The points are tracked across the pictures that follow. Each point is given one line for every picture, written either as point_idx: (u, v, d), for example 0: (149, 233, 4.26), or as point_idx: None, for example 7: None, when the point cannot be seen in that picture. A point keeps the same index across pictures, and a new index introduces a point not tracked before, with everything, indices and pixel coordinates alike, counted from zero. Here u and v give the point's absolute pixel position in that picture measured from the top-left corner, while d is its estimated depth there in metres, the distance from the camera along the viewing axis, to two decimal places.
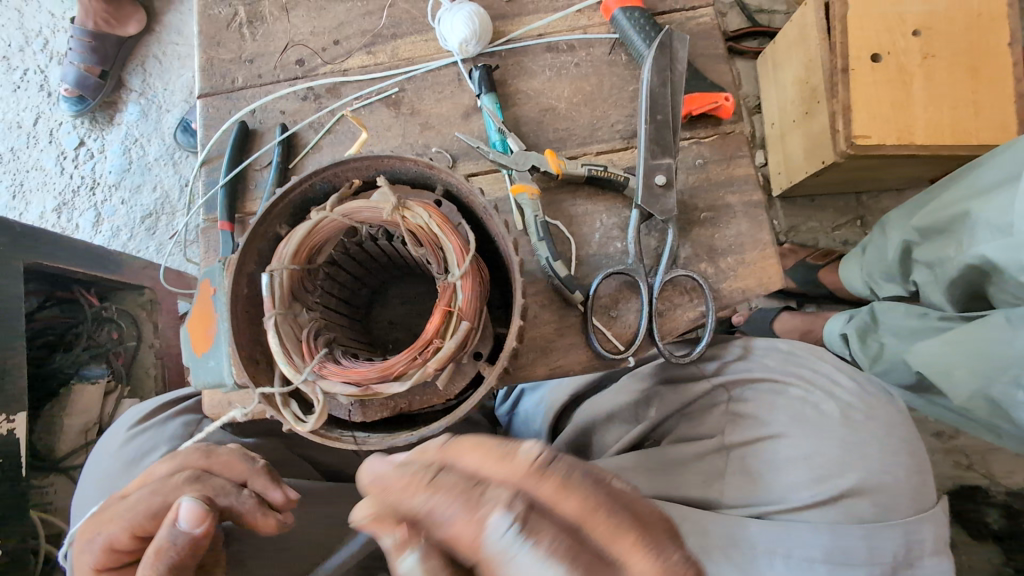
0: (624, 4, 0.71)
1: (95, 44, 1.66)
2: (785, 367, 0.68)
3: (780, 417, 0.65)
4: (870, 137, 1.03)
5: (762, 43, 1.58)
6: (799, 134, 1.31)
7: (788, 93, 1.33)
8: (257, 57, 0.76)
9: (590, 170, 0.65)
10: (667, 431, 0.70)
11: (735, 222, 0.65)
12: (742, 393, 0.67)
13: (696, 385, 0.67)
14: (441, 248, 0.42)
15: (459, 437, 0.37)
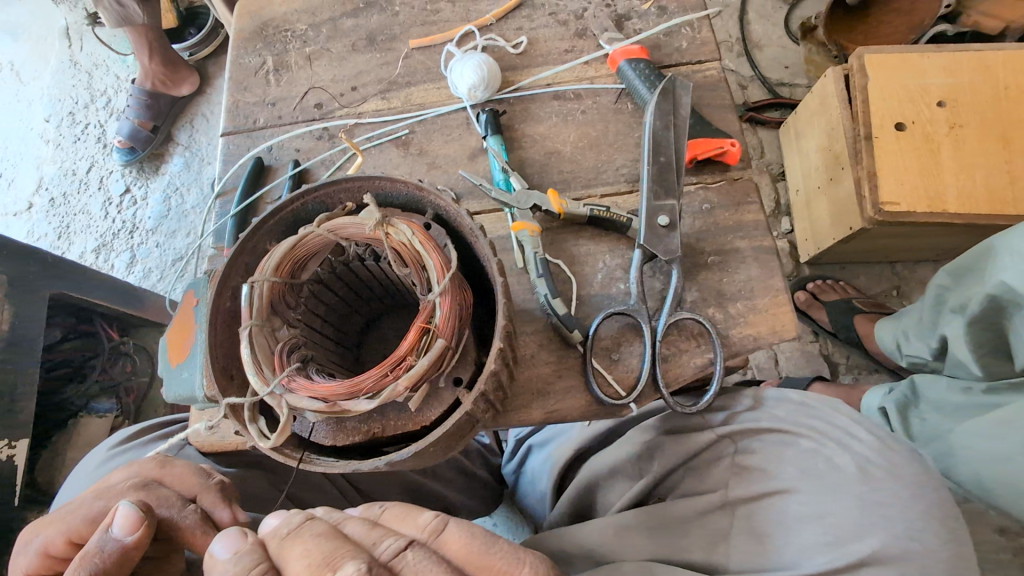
0: (630, 56, 0.73)
1: (150, 102, 1.80)
2: (797, 418, 0.64)
3: (791, 471, 0.60)
4: (899, 204, 1.10)
5: (785, 113, 1.60)
6: (825, 201, 1.31)
7: (812, 160, 1.35)
8: (279, 101, 0.80)
9: (593, 211, 0.64)
10: (672, 488, 0.64)
11: (745, 267, 0.62)
12: (750, 445, 0.63)
13: (700, 435, 0.63)
14: (423, 266, 0.42)
15: (304, 532, 0.38)
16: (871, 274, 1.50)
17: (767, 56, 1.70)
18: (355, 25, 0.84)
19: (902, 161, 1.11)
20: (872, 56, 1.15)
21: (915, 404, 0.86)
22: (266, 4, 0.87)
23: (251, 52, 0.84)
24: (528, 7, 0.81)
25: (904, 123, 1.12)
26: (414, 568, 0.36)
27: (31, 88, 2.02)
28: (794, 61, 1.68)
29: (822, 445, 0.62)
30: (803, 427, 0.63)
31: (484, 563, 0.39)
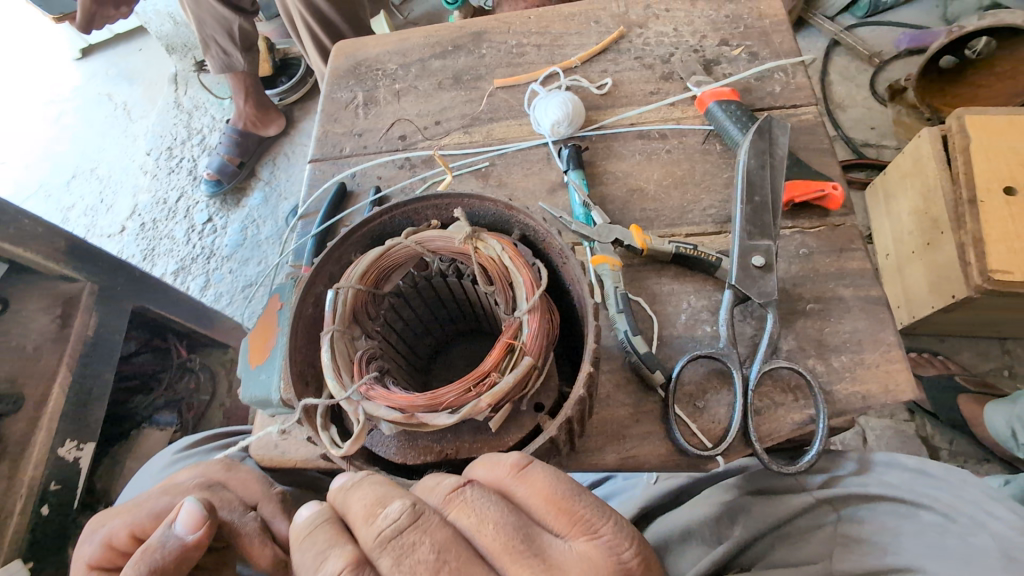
0: (720, 98, 0.71)
1: (240, 140, 1.93)
2: (915, 486, 0.57)
3: (912, 545, 0.52)
4: (1012, 273, 1.01)
5: (870, 174, 1.54)
6: (921, 266, 1.23)
7: (905, 224, 1.28)
8: (366, 132, 0.83)
9: (678, 248, 0.61)
10: (759, 556, 0.56)
11: (850, 317, 0.57)
12: (857, 513, 0.55)
13: (795, 497, 0.57)
14: (510, 282, 0.40)
15: (363, 479, 0.37)
16: (974, 351, 1.38)
17: (849, 117, 1.67)
18: (443, 66, 0.88)
19: (1016, 227, 1.03)
20: (973, 118, 1.11)
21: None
22: (361, 46, 0.92)
23: (343, 88, 0.89)
24: (614, 52, 0.82)
25: (1013, 189, 1.06)
26: (468, 510, 0.35)
27: (138, 126, 2.24)
28: (881, 122, 1.64)
29: (947, 522, 0.54)
30: (923, 496, 0.56)
31: (563, 507, 0.35)
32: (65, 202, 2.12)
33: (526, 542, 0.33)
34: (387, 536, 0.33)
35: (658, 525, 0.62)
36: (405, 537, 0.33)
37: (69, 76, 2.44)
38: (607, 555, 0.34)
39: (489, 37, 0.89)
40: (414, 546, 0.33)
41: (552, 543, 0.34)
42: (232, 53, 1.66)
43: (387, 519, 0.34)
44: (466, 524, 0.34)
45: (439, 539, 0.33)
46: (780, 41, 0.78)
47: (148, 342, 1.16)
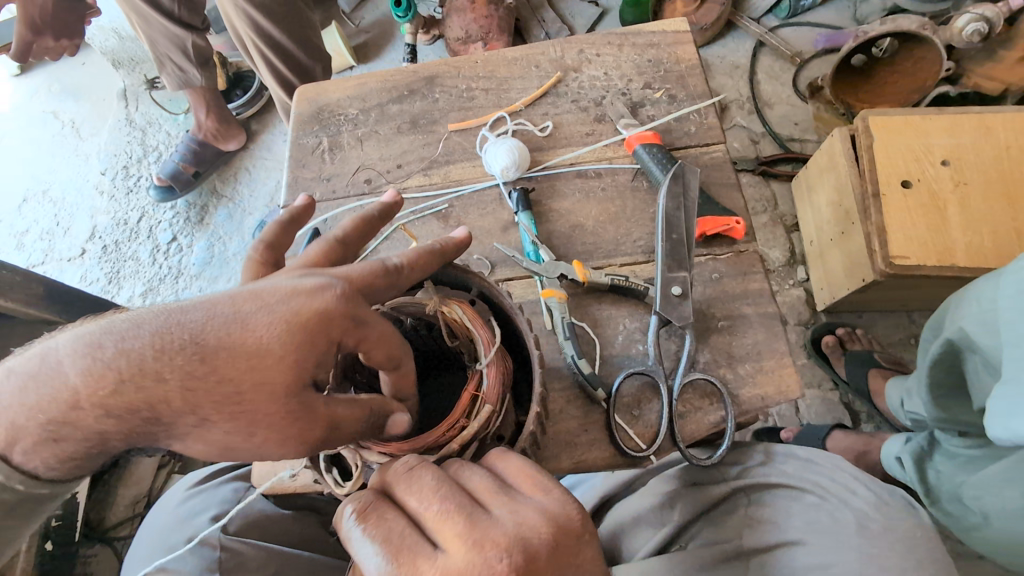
0: (644, 141, 0.82)
1: (198, 149, 1.95)
2: (804, 474, 0.70)
3: (797, 523, 0.66)
4: (908, 257, 1.17)
5: (796, 167, 1.70)
6: (838, 253, 1.39)
7: (823, 214, 1.44)
8: (333, 176, 0.91)
9: (613, 280, 0.72)
10: (692, 538, 0.68)
11: (752, 331, 0.71)
12: (761, 497, 0.69)
13: (715, 487, 0.69)
14: (473, 339, 0.51)
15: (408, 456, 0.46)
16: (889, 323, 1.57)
17: (777, 113, 1.82)
18: (400, 110, 0.95)
19: (910, 217, 1.19)
20: (876, 118, 1.26)
21: (930, 455, 0.92)
22: (322, 91, 0.99)
23: (309, 133, 0.95)
24: (553, 95, 0.92)
25: (909, 182, 1.21)
26: (463, 469, 0.45)
27: (89, 145, 2.20)
28: (803, 118, 1.80)
29: (825, 504, 0.67)
30: (808, 481, 0.69)
31: (534, 480, 0.44)
32: (19, 227, 2.09)
33: (505, 491, 0.43)
34: (400, 475, 0.43)
35: (612, 516, 0.74)
36: (416, 471, 0.43)
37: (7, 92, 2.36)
38: (563, 506, 0.43)
39: (440, 81, 0.96)
40: (422, 477, 0.42)
41: (529, 498, 0.43)
42: (189, 70, 1.65)
43: (403, 463, 0.44)
44: (465, 474, 0.44)
45: (442, 477, 0.43)
46: (695, 84, 0.90)
47: None
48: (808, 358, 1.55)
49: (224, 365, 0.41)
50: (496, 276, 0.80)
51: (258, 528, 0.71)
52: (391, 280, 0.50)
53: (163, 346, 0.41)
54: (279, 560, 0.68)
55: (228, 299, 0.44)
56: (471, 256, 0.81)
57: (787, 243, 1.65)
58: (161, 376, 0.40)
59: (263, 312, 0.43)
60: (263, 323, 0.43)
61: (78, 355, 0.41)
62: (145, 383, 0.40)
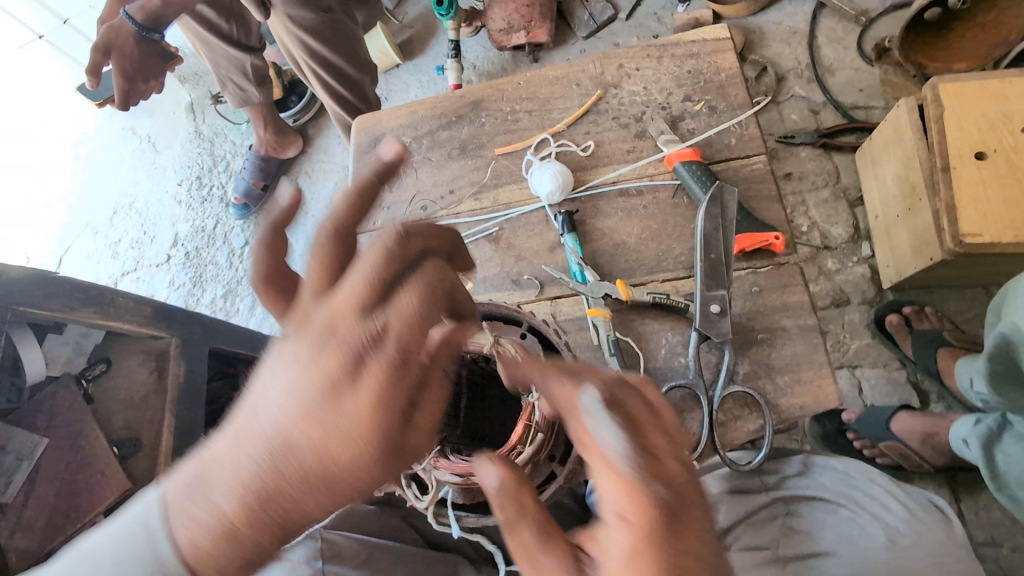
0: (684, 158, 0.85)
1: (263, 164, 2.10)
2: (840, 488, 0.79)
3: (830, 534, 0.76)
4: (981, 234, 1.12)
5: (860, 137, 1.64)
6: (904, 229, 1.37)
7: (889, 187, 1.42)
8: (392, 204, 0.99)
9: (655, 298, 0.78)
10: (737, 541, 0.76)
11: (791, 343, 0.75)
12: (800, 508, 0.78)
13: (759, 496, 0.77)
14: None
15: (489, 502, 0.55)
16: (963, 299, 1.51)
17: (838, 81, 1.73)
18: (449, 136, 1.01)
19: (986, 190, 1.14)
20: (948, 85, 1.20)
21: (1000, 438, 0.94)
22: (377, 121, 1.05)
23: (367, 163, 1.02)
24: (594, 113, 0.95)
25: (984, 153, 1.16)
26: None
27: (164, 157, 2.33)
28: (870, 83, 1.71)
29: (857, 516, 0.76)
30: (843, 495, 0.79)
31: None
32: (112, 238, 2.25)
33: None
34: None
35: None
36: None
37: (87, 107, 2.49)
38: None
39: (486, 104, 1.01)
40: None
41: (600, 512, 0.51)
42: (248, 89, 1.75)
43: None
44: None
45: None
46: (735, 94, 0.91)
47: (220, 369, 1.34)
48: (873, 338, 1.51)
49: (345, 465, 0.48)
50: (545, 294, 0.87)
51: (350, 522, 0.83)
52: (432, 302, 0.53)
53: (295, 460, 0.47)
54: (370, 549, 0.80)
55: (307, 399, 0.48)
56: (522, 275, 0.89)
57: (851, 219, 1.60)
58: (307, 484, 0.48)
59: (346, 413, 0.48)
60: (357, 420, 0.48)
61: (244, 509, 0.47)
62: (301, 491, 0.48)
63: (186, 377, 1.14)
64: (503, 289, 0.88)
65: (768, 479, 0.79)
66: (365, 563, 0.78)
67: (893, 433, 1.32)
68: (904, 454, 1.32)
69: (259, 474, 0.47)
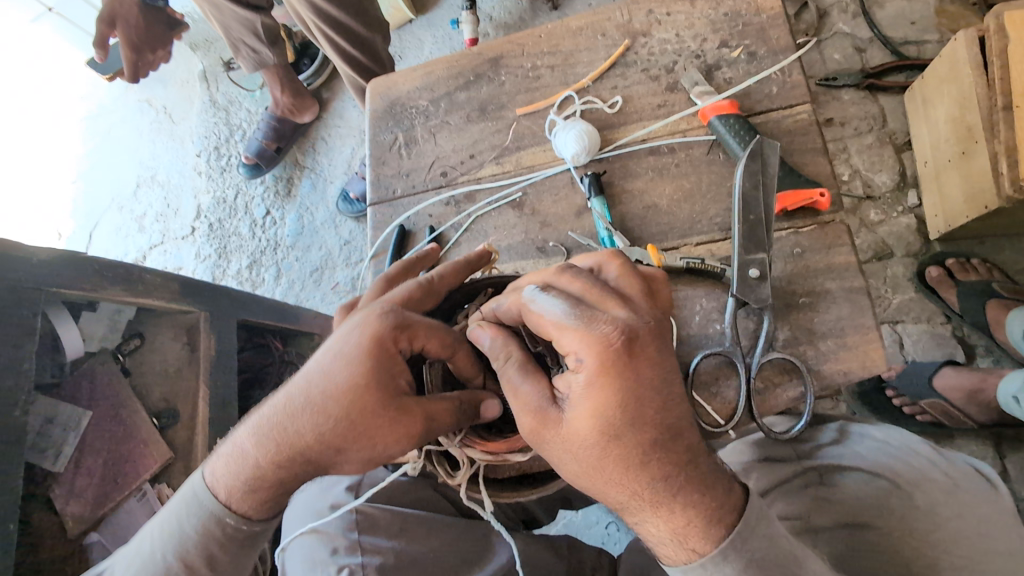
0: (720, 111, 0.80)
1: (277, 126, 2.05)
2: (878, 456, 0.76)
3: (867, 504, 0.72)
4: None
5: (910, 76, 1.53)
6: (956, 174, 1.29)
7: (941, 130, 1.34)
8: (412, 171, 0.95)
9: (689, 263, 0.74)
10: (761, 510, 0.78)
11: (836, 306, 0.71)
12: (834, 478, 0.75)
13: (787, 466, 0.78)
14: (553, 349, 0.62)
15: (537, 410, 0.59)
16: (1017, 249, 1.43)
17: (887, 15, 1.60)
18: (468, 97, 0.96)
19: None
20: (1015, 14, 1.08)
21: None
22: (392, 83, 1.00)
23: (385, 129, 0.98)
24: (622, 65, 0.89)
25: None
26: None
27: (182, 129, 2.31)
28: (923, 15, 1.57)
29: (899, 487, 0.72)
30: (883, 465, 0.75)
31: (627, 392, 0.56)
32: (137, 212, 2.27)
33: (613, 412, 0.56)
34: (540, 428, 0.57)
35: None
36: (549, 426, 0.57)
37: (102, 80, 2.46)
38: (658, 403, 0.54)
39: (506, 61, 0.95)
40: None
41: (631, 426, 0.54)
42: (262, 51, 1.70)
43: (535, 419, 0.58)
44: None
45: None
46: (777, 37, 0.84)
47: (250, 340, 1.36)
48: (916, 292, 1.44)
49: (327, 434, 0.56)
50: (573, 262, 0.84)
51: (383, 494, 0.84)
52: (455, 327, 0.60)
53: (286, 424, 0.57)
54: (403, 518, 0.82)
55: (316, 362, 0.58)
56: (549, 242, 0.85)
57: (895, 167, 1.51)
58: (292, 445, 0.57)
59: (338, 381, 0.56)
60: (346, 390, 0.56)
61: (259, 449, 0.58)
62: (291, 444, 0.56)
63: (218, 349, 1.14)
64: (528, 257, 0.85)
65: (801, 451, 0.79)
66: (398, 533, 0.80)
67: (935, 390, 1.27)
68: (946, 412, 1.28)
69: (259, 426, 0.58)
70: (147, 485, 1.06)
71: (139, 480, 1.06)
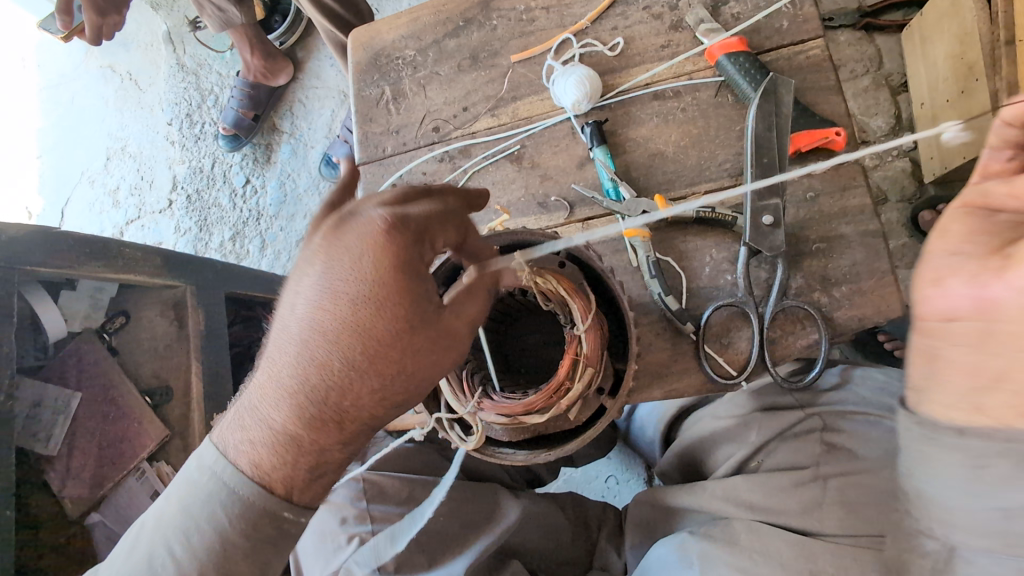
0: (729, 49, 0.75)
1: (252, 92, 1.96)
2: (880, 397, 0.76)
3: (875, 446, 0.72)
4: None
5: (908, 14, 1.47)
6: (955, 115, 1.26)
7: (941, 69, 1.30)
8: (401, 128, 0.90)
9: (698, 212, 0.71)
10: (768, 456, 0.77)
11: (850, 251, 0.68)
12: (838, 423, 0.75)
13: (792, 414, 0.78)
14: (568, 306, 0.56)
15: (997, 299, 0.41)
16: None
17: None
18: (458, 45, 0.89)
19: None
20: None
21: None
22: (375, 32, 0.93)
23: (369, 83, 0.92)
24: (621, 4, 0.83)
25: None
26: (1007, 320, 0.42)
27: (150, 96, 2.18)
28: None
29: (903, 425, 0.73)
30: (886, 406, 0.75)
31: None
32: (109, 186, 2.18)
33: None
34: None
35: (691, 430, 0.89)
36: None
37: (60, 47, 2.31)
38: None
39: (496, 4, 0.89)
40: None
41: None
42: (228, 9, 1.57)
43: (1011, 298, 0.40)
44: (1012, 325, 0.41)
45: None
46: None
47: (240, 313, 1.32)
48: (909, 237, 1.42)
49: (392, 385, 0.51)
50: (576, 216, 0.80)
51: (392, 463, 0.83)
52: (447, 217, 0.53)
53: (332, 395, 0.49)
54: (411, 484, 0.81)
55: (326, 316, 0.49)
56: (550, 197, 0.82)
57: (893, 109, 1.47)
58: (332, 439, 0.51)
59: (382, 314, 0.48)
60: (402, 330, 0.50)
61: (293, 421, 0.49)
62: (347, 420, 0.49)
63: (206, 324, 1.08)
64: (529, 213, 0.81)
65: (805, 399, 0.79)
66: (408, 500, 0.79)
67: None
68: None
69: (292, 404, 0.49)
70: (146, 464, 1.02)
71: (137, 459, 1.03)
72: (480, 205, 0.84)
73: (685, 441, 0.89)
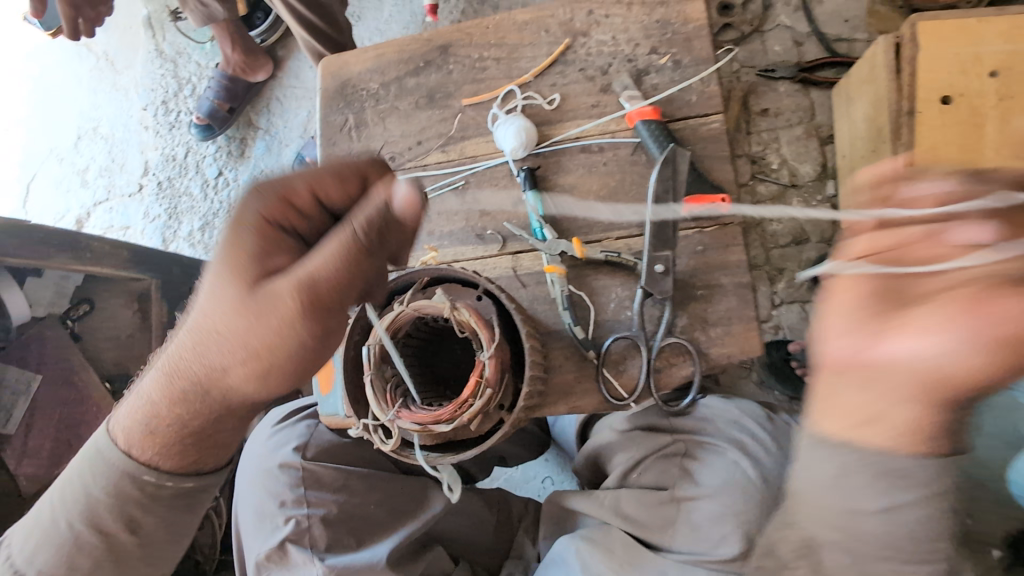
0: (644, 116, 0.87)
1: (229, 85, 2.00)
2: (729, 431, 0.89)
3: (715, 475, 0.85)
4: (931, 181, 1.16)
5: (841, 71, 1.64)
6: (866, 170, 1.42)
7: (859, 128, 1.46)
8: (361, 154, 1.00)
9: (607, 256, 0.84)
10: (642, 473, 0.90)
11: (725, 298, 0.81)
12: (693, 452, 0.89)
13: (660, 437, 0.91)
14: (478, 335, 0.68)
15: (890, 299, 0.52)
16: None
17: (826, 10, 1.69)
18: (417, 83, 1.00)
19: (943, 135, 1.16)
20: (926, 23, 1.15)
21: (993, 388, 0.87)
22: (344, 63, 1.03)
23: (336, 110, 1.02)
24: (562, 63, 0.94)
25: (950, 97, 1.15)
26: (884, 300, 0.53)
27: (126, 78, 2.21)
28: (856, 13, 1.67)
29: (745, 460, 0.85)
30: (726, 439, 0.88)
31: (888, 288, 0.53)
32: (79, 165, 2.20)
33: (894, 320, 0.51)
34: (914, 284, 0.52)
35: (592, 440, 1.01)
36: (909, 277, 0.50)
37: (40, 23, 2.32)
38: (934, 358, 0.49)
39: (454, 50, 0.99)
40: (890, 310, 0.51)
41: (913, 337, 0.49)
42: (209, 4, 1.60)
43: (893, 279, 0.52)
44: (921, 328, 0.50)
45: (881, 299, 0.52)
46: (700, 48, 0.90)
47: None
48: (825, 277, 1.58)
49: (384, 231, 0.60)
50: (508, 248, 0.91)
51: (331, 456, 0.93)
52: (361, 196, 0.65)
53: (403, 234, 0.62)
54: (346, 474, 0.90)
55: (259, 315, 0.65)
56: (487, 230, 0.93)
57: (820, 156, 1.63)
58: (180, 367, 0.65)
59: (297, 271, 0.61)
60: (294, 227, 0.64)
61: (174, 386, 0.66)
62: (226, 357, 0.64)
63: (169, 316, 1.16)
64: (468, 243, 0.92)
65: (673, 424, 0.92)
66: (342, 488, 0.89)
67: None
68: None
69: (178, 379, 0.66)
70: None
71: None
72: (425, 232, 0.94)
73: (587, 449, 1.02)
